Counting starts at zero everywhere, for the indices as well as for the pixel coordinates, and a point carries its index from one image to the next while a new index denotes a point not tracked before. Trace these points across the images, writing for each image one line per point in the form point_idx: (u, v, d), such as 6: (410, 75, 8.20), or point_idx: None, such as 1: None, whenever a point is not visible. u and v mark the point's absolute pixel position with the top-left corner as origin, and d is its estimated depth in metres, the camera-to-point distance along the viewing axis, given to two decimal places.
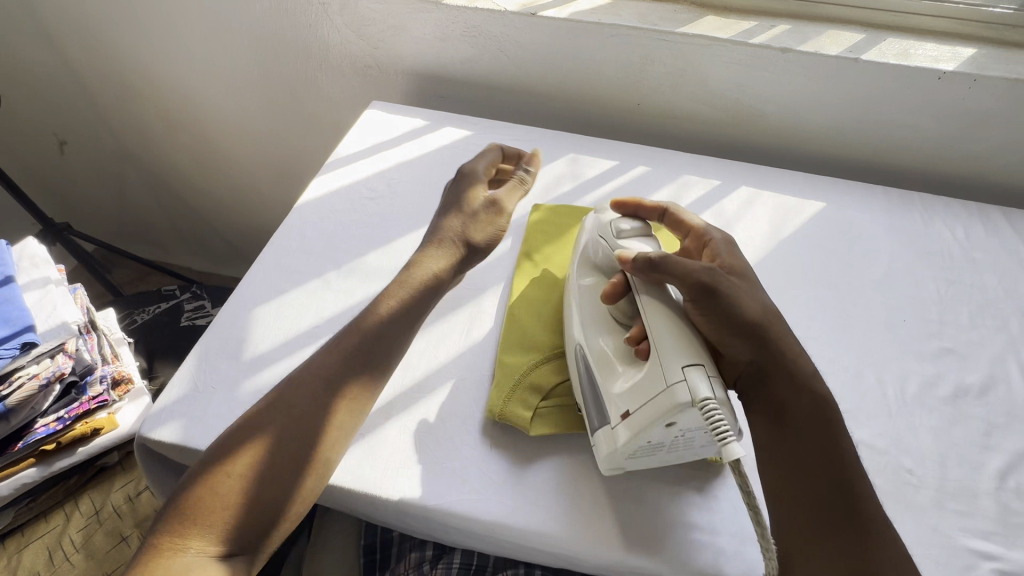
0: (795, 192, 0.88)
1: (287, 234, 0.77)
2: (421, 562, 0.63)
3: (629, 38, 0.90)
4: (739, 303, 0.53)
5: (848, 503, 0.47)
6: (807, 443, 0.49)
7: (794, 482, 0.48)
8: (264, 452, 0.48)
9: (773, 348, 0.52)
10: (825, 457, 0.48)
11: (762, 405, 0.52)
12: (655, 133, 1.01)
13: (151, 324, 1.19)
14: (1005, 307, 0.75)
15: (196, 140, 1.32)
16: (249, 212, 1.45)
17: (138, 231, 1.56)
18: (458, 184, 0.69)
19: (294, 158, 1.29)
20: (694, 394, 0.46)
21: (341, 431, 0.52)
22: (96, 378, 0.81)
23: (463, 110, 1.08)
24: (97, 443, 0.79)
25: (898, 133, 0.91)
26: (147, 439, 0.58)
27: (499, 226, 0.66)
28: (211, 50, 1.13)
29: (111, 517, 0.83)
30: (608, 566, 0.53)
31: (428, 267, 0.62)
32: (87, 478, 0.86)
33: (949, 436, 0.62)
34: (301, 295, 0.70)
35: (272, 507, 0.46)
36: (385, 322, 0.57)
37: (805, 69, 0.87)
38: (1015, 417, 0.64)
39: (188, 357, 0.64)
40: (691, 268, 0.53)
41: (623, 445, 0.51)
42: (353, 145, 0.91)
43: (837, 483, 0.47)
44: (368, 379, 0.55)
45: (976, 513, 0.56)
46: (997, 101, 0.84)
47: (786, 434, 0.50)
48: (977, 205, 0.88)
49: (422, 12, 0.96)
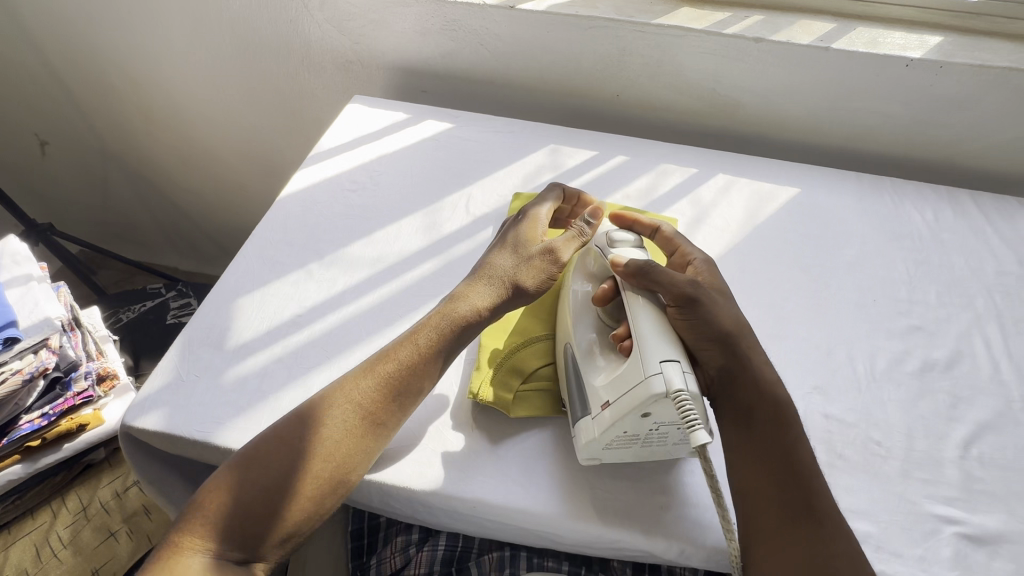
0: (770, 179, 0.89)
1: (269, 226, 0.78)
2: (407, 545, 0.64)
3: (606, 30, 0.91)
4: (717, 316, 0.54)
5: (809, 504, 0.48)
6: (768, 446, 0.51)
7: (758, 483, 0.50)
8: (282, 464, 0.49)
9: (742, 357, 0.54)
10: (784, 458, 0.50)
11: (729, 411, 0.53)
12: (635, 124, 1.02)
13: (137, 321, 1.19)
14: (972, 285, 0.77)
15: (178, 136, 1.31)
16: (234, 207, 1.44)
17: (123, 230, 1.55)
18: (516, 223, 0.66)
19: (277, 152, 1.29)
20: (668, 386, 0.48)
21: (363, 455, 0.52)
22: (80, 374, 0.81)
23: (444, 103, 1.08)
24: (82, 438, 0.79)
25: (871, 120, 0.93)
26: (132, 427, 0.58)
27: (551, 274, 0.62)
28: (191, 45, 1.13)
29: (99, 513, 0.84)
30: (586, 540, 0.55)
31: (466, 301, 0.59)
32: (74, 475, 0.87)
33: (916, 408, 0.64)
34: (283, 285, 0.71)
35: (284, 520, 0.48)
36: (421, 359, 0.56)
37: (779, 59, 0.88)
38: (979, 390, 0.66)
39: (170, 348, 0.64)
40: (675, 282, 0.55)
41: (600, 435, 0.52)
42: (333, 139, 0.91)
43: (799, 484, 0.49)
44: (395, 406, 0.54)
45: (940, 481, 0.58)
46: (965, 88, 0.86)
47: (750, 437, 0.52)
48: (946, 189, 0.90)
49: (400, 6, 0.96)
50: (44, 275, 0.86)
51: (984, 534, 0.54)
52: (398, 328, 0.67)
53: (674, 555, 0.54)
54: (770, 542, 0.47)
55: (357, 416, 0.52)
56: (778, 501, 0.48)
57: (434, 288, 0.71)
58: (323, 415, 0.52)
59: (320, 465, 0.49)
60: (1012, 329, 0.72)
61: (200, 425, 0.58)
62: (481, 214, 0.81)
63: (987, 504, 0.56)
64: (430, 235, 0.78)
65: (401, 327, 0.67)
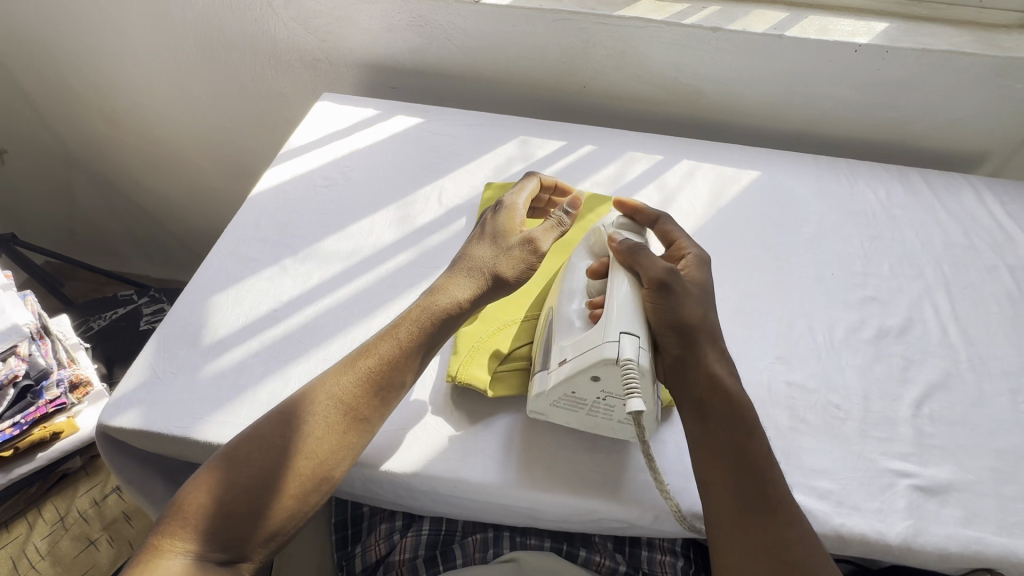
0: (733, 164, 0.93)
1: (242, 224, 0.78)
2: (391, 532, 0.65)
3: (569, 22, 0.93)
4: (685, 304, 0.55)
5: (766, 493, 0.49)
6: (725, 438, 0.52)
7: (718, 472, 0.51)
8: (262, 463, 0.49)
9: (702, 349, 0.55)
10: (741, 450, 0.51)
11: (689, 403, 0.54)
12: (602, 114, 1.05)
13: (109, 329, 1.17)
14: (922, 257, 0.81)
15: (144, 140, 1.28)
16: (206, 211, 1.42)
17: (90, 239, 1.51)
18: (495, 214, 0.67)
19: (247, 152, 1.27)
20: (620, 353, 0.50)
21: (346, 450, 0.52)
22: (52, 382, 0.80)
23: (415, 99, 1.09)
24: (56, 447, 0.78)
25: (825, 105, 0.97)
26: (109, 426, 0.58)
27: (531, 263, 0.63)
28: (153, 45, 1.11)
29: (77, 522, 0.82)
30: (565, 512, 0.57)
31: (446, 293, 0.60)
32: (49, 485, 0.85)
33: (872, 372, 0.67)
34: (258, 281, 0.71)
35: (268, 518, 0.48)
36: (402, 351, 0.56)
37: (736, 47, 0.92)
38: (930, 353, 0.70)
39: (145, 348, 0.64)
40: (655, 264, 0.56)
41: (549, 389, 0.55)
42: (304, 137, 0.91)
43: (757, 472, 0.50)
44: (379, 401, 0.54)
45: (895, 439, 0.61)
46: (909, 71, 0.91)
47: (708, 428, 0.53)
48: (898, 168, 0.94)
49: (366, 3, 0.97)
50: (9, 283, 0.84)
51: (935, 485, 0.58)
52: (376, 318, 0.68)
53: (649, 522, 0.56)
54: (726, 529, 0.48)
55: (337, 412, 0.53)
56: (735, 493, 0.49)
57: (409, 278, 0.72)
58: (308, 412, 0.52)
59: (305, 460, 0.50)
60: (959, 296, 0.77)
61: (180, 421, 0.58)
62: (453, 205, 0.83)
63: (938, 457, 0.60)
64: (403, 227, 0.79)
65: (379, 317, 0.68)
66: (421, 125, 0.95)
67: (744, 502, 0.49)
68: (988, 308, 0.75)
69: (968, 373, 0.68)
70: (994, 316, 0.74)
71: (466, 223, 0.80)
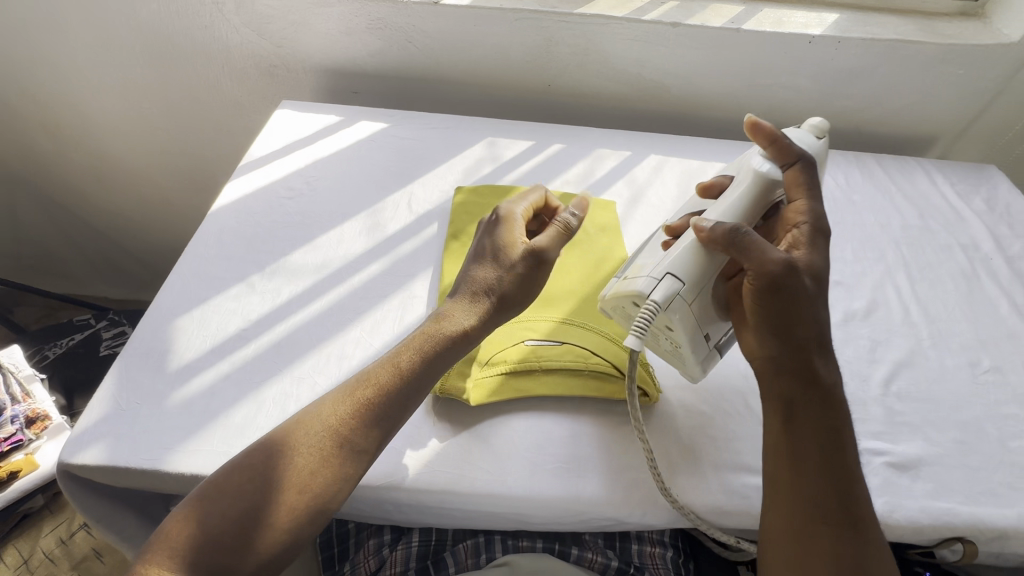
0: (700, 156, 0.94)
1: (203, 241, 0.75)
2: (380, 547, 0.64)
3: (532, 20, 0.92)
4: (790, 303, 0.50)
5: (847, 510, 0.48)
6: (810, 448, 0.49)
7: (790, 480, 0.49)
8: (251, 494, 0.47)
9: (807, 343, 0.51)
10: (819, 458, 0.49)
11: (773, 400, 0.52)
12: (569, 112, 1.05)
13: (66, 357, 1.11)
14: (882, 240, 0.84)
15: (93, 155, 1.22)
16: (165, 226, 1.36)
17: (40, 261, 1.44)
18: (494, 226, 0.63)
19: (206, 163, 1.23)
20: (648, 291, 0.53)
21: (339, 484, 0.50)
22: (6, 419, 0.77)
23: (379, 103, 1.07)
24: (15, 488, 0.74)
25: (784, 96, 0.99)
26: (70, 464, 0.55)
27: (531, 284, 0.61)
28: (97, 55, 1.05)
29: (43, 564, 0.80)
30: (555, 514, 0.57)
31: (448, 318, 0.59)
32: (10, 528, 0.82)
33: (841, 355, 0.69)
34: (225, 300, 0.68)
35: (249, 553, 0.46)
36: (404, 377, 0.54)
37: (696, 42, 0.93)
38: (895, 333, 0.72)
39: (106, 378, 0.61)
40: (770, 259, 0.50)
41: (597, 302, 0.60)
42: (265, 146, 0.89)
43: (839, 489, 0.48)
44: (376, 429, 0.52)
45: (866, 418, 0.63)
46: (861, 60, 0.94)
47: (790, 431, 0.50)
48: (854, 155, 0.98)
49: (323, 7, 0.94)
50: None
51: (906, 461, 0.60)
52: (350, 332, 0.66)
53: (637, 518, 0.57)
54: (790, 536, 0.48)
55: (333, 442, 0.50)
56: (800, 498, 0.49)
57: (383, 288, 0.71)
58: (302, 441, 0.50)
59: (295, 492, 0.48)
60: (919, 276, 0.80)
61: (147, 454, 0.55)
62: (423, 211, 0.81)
63: (907, 434, 0.63)
64: (373, 236, 0.77)
65: (353, 331, 0.66)
66: (388, 129, 0.93)
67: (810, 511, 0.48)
68: (945, 286, 0.79)
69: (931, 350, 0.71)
70: (952, 295, 0.77)
71: (438, 228, 0.79)
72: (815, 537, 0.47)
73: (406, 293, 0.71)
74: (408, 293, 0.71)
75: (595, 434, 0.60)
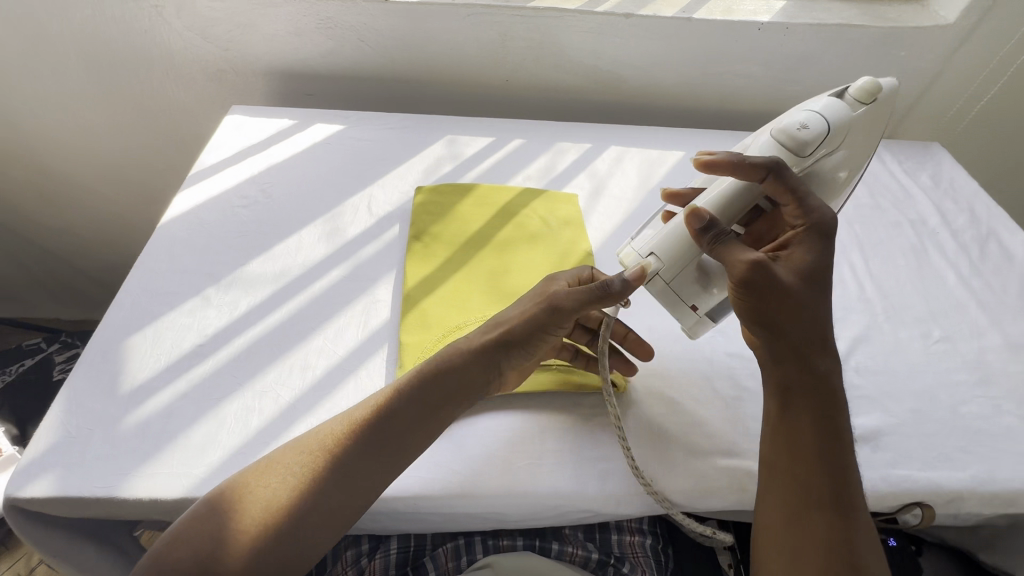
0: (658, 145, 0.95)
1: (154, 254, 0.72)
2: (357, 557, 0.62)
3: (484, 16, 0.91)
4: (770, 300, 0.49)
5: (841, 491, 0.48)
6: (808, 437, 0.50)
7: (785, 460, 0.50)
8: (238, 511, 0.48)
9: (797, 342, 0.51)
10: (819, 445, 0.50)
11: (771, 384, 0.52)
12: (528, 106, 1.05)
13: (16, 384, 1.05)
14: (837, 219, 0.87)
15: (32, 170, 1.16)
16: (116, 241, 1.31)
17: None
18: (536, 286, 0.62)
19: (156, 172, 1.18)
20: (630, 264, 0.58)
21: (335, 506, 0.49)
22: None
23: (334, 104, 1.04)
24: None
25: (737, 82, 1.01)
26: (17, 499, 0.52)
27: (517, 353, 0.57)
28: (30, 67, 1.00)
29: None
30: (531, 510, 0.56)
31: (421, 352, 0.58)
32: None
33: None
34: (179, 315, 0.66)
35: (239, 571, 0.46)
36: (400, 399, 0.53)
37: (649, 32, 0.94)
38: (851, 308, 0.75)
39: (53, 405, 0.58)
40: (738, 260, 0.49)
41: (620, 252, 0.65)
42: (215, 153, 0.86)
43: (831, 469, 0.49)
44: (360, 460, 0.50)
45: None
46: (809, 45, 0.96)
47: (788, 421, 0.51)
48: None
49: (269, 7, 0.91)
50: None
51: (868, 433, 0.62)
52: (314, 340, 0.65)
53: (613, 508, 0.57)
54: (787, 515, 0.49)
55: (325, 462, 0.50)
56: (794, 482, 0.50)
57: (345, 295, 0.69)
58: (289, 462, 0.50)
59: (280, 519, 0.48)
60: (871, 254, 0.82)
61: (101, 483, 0.53)
62: (383, 212, 0.80)
63: (867, 405, 0.65)
64: (333, 240, 0.75)
65: (316, 339, 0.65)
66: (343, 134, 0.91)
67: (808, 497, 0.49)
68: (896, 261, 0.81)
69: (887, 325, 0.73)
70: (903, 270, 0.80)
71: (399, 230, 0.78)
72: (812, 523, 0.48)
73: (369, 297, 0.69)
74: (372, 298, 0.69)
75: (566, 427, 0.60)
